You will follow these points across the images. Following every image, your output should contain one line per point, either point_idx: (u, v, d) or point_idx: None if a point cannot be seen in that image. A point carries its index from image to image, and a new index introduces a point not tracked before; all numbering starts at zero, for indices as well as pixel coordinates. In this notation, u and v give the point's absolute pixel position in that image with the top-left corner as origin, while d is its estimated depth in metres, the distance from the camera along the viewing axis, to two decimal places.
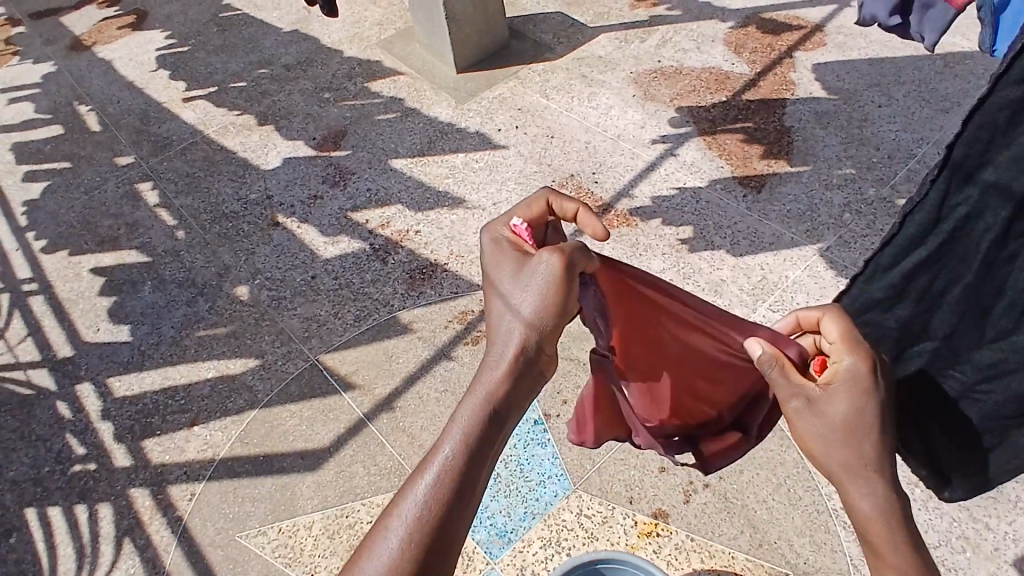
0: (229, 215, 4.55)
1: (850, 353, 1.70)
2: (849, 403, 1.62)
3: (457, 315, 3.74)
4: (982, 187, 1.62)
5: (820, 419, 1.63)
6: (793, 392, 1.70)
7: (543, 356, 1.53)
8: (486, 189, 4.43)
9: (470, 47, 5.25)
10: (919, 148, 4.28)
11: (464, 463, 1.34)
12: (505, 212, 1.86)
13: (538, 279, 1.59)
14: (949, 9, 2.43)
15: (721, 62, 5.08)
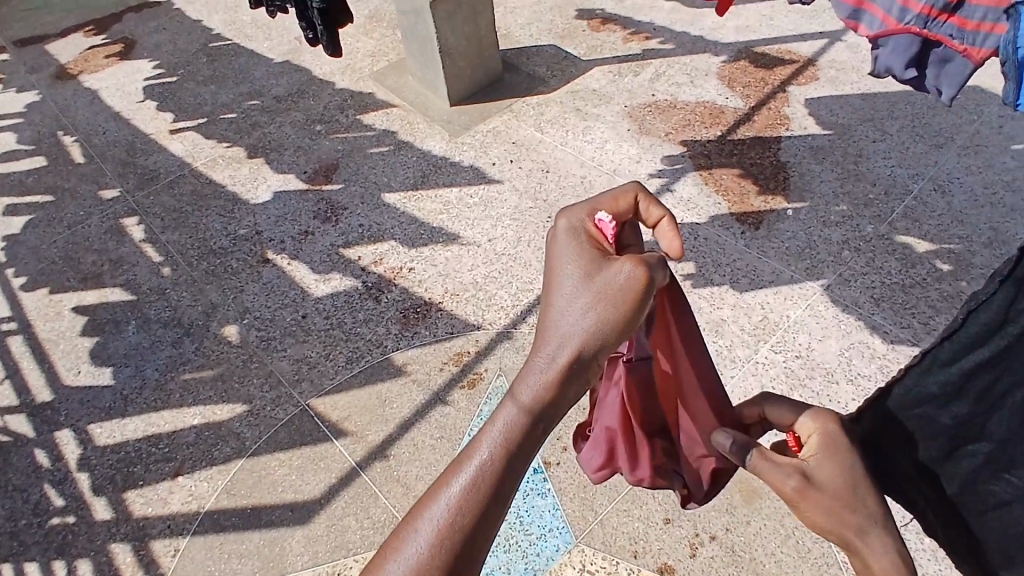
0: (217, 251, 4.44)
1: (816, 420, 1.64)
2: (840, 467, 1.54)
3: (452, 357, 3.65)
4: None
5: (823, 491, 1.51)
6: (784, 471, 1.56)
7: (597, 364, 1.39)
8: (481, 224, 4.36)
9: (463, 80, 5.22)
10: (915, 184, 4.27)
11: (502, 465, 1.26)
12: (590, 199, 1.70)
13: (613, 284, 1.44)
14: (968, 64, 2.42)
15: (715, 96, 5.08)
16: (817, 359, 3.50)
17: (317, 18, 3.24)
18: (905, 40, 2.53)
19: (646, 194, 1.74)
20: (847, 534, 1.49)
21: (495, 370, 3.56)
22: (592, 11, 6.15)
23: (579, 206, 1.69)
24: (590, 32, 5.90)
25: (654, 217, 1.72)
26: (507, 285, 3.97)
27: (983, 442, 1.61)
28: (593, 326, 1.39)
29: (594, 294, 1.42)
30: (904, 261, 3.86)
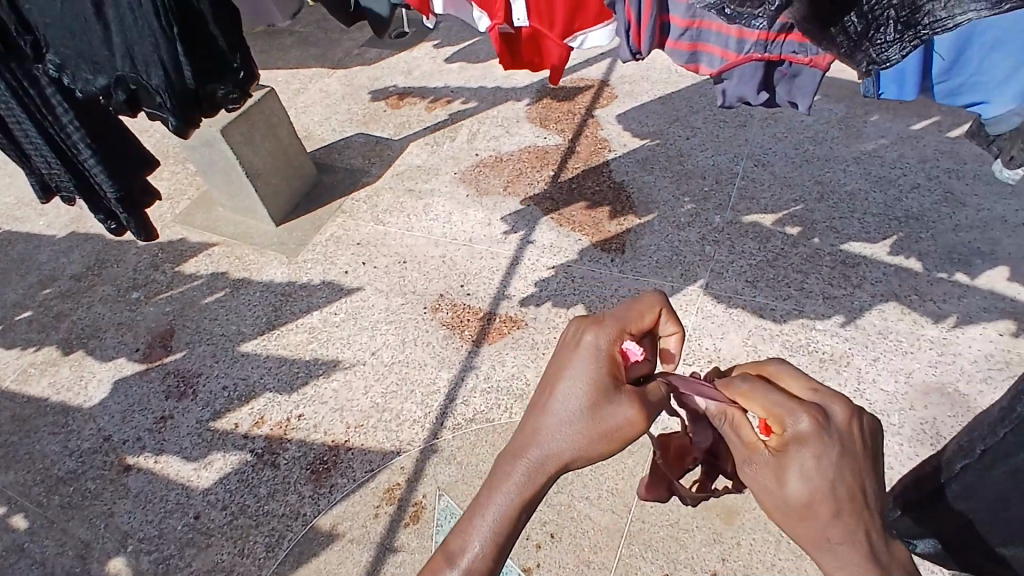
0: (64, 478, 3.67)
1: (790, 411, 1.35)
2: (802, 478, 1.30)
3: (384, 495, 3.28)
4: None
5: (769, 493, 1.35)
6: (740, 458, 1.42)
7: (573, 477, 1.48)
8: (357, 339, 4.03)
9: (282, 196, 4.87)
10: (737, 166, 4.66)
11: (490, 566, 1.40)
12: (620, 313, 1.62)
13: (610, 425, 1.46)
14: (816, 72, 2.32)
15: (534, 138, 5.23)
16: (728, 356, 3.58)
17: (117, 207, 3.00)
18: (750, 68, 2.37)
19: (669, 308, 1.67)
20: (801, 540, 1.33)
21: (434, 492, 3.24)
22: (385, 90, 6.10)
23: (611, 314, 1.62)
24: (391, 111, 5.83)
25: (667, 331, 1.70)
26: (410, 395, 3.68)
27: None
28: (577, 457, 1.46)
29: (593, 432, 1.45)
30: (760, 239, 4.14)
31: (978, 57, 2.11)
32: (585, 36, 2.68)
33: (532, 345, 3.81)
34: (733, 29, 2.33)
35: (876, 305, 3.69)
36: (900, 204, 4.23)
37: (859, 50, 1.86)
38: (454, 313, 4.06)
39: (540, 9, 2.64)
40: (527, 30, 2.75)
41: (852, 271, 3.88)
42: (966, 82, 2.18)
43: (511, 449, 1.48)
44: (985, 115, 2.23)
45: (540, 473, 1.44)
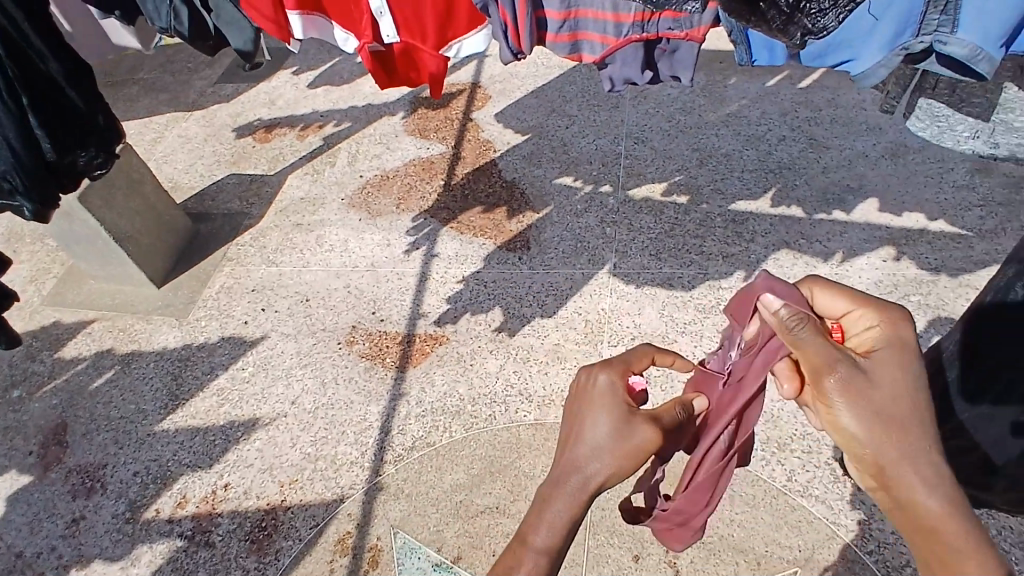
0: None
1: (884, 314, 1.51)
2: (901, 369, 1.42)
3: (336, 547, 3.08)
4: None
5: (873, 391, 1.38)
6: (831, 360, 1.40)
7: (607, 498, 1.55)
8: (272, 391, 3.78)
9: (159, 255, 4.50)
10: (619, 146, 4.79)
11: None
12: (627, 356, 1.72)
13: (631, 444, 1.54)
14: (693, 46, 2.35)
15: (417, 150, 5.14)
16: (648, 330, 3.65)
17: None
18: (631, 49, 2.39)
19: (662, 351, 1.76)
20: (888, 430, 1.35)
21: (388, 531, 3.10)
22: (250, 125, 5.79)
23: (616, 357, 1.72)
24: (260, 146, 5.54)
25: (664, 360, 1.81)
26: (342, 438, 3.50)
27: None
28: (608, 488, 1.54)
29: (618, 451, 1.53)
30: (654, 213, 4.28)
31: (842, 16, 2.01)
32: (460, 44, 2.65)
33: (459, 358, 3.73)
34: (610, 13, 2.34)
35: (771, 255, 3.91)
36: (772, 157, 4.51)
37: (793, 22, 2.01)
38: (371, 342, 3.91)
39: (409, 22, 2.59)
40: (398, 45, 2.68)
41: (743, 228, 4.09)
42: (835, 40, 2.06)
43: (551, 481, 1.56)
44: (853, 74, 2.09)
45: (581, 497, 1.52)
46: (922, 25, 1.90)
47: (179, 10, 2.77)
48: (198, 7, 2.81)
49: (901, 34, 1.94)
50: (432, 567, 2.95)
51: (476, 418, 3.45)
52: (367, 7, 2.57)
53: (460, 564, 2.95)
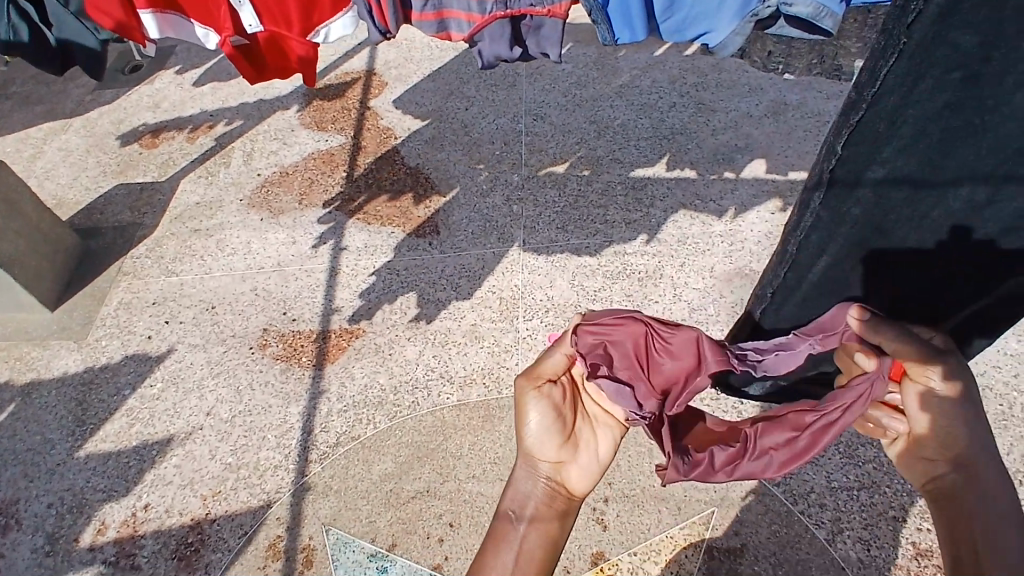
0: None
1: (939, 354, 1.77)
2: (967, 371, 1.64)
3: (267, 553, 3.00)
4: (877, 184, 1.87)
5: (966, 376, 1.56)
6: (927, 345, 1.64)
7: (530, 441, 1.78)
8: (185, 404, 3.62)
9: (47, 274, 4.18)
10: (518, 123, 4.85)
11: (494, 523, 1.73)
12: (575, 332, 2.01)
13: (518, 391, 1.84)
14: (556, 21, 2.39)
15: (316, 143, 5.01)
16: (561, 300, 3.74)
17: None
18: (498, 25, 2.43)
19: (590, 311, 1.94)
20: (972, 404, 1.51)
21: (320, 529, 3.06)
22: (134, 131, 5.46)
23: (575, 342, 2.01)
24: (147, 152, 5.25)
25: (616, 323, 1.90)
26: (264, 443, 3.41)
27: (888, 279, 2.08)
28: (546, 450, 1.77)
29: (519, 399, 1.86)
30: (558, 187, 4.36)
31: None
32: (326, 28, 2.56)
33: (377, 349, 3.71)
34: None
35: (669, 218, 4.07)
36: (664, 123, 4.67)
37: None
38: (285, 343, 3.82)
39: (272, 10, 2.53)
40: (263, 35, 2.61)
41: (642, 194, 4.24)
42: (690, 14, 2.18)
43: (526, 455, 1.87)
44: (711, 47, 2.21)
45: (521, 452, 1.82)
46: None
47: (18, 25, 2.66)
48: (40, 26, 2.70)
49: (749, 3, 2.09)
50: (367, 558, 2.94)
51: (400, 406, 3.45)
52: None
53: (395, 551, 2.96)
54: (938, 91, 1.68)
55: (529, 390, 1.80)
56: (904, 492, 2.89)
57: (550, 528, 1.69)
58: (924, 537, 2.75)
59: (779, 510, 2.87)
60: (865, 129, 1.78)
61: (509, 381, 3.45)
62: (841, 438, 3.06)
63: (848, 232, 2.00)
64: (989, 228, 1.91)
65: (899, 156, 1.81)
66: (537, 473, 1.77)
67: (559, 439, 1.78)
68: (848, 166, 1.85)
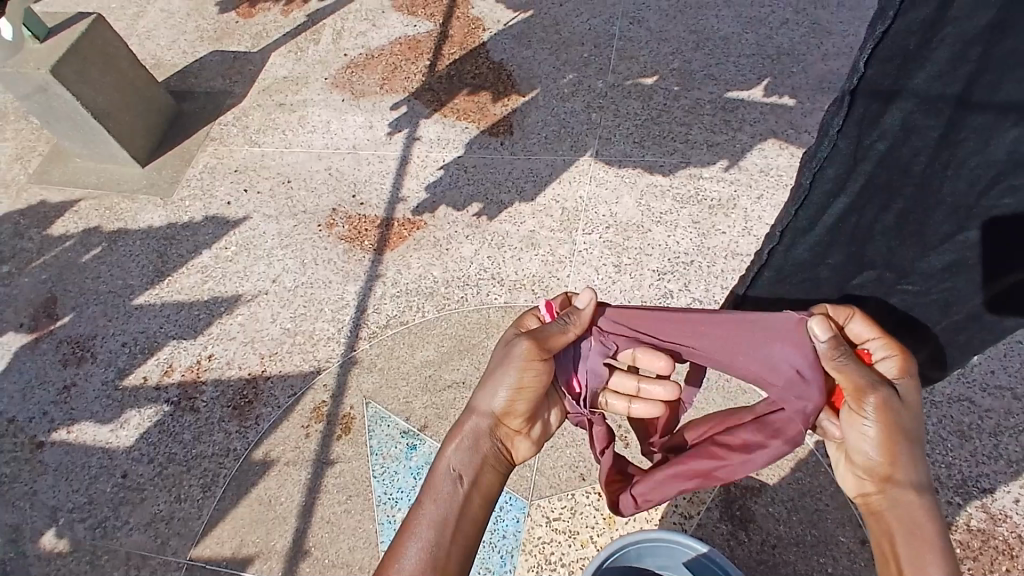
0: None
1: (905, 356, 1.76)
2: (914, 398, 1.68)
3: (311, 414, 3.25)
4: (903, 114, 1.65)
5: (902, 414, 1.64)
6: (870, 383, 1.65)
7: (502, 408, 1.79)
8: (254, 269, 3.85)
9: (140, 132, 4.43)
10: (612, 26, 4.57)
11: (444, 482, 1.68)
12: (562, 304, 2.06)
13: (503, 355, 1.80)
14: None
15: (404, 28, 4.92)
16: (624, 218, 3.64)
17: None
18: None
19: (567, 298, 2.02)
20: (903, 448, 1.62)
21: (361, 401, 3.25)
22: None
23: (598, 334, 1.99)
24: (243, 21, 5.32)
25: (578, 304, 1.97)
26: (320, 315, 3.60)
27: (936, 227, 1.85)
28: (505, 412, 1.81)
29: (496, 360, 1.81)
30: (642, 98, 4.14)
31: None
32: None
33: (436, 243, 3.76)
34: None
35: (756, 145, 3.81)
36: (771, 41, 4.27)
37: None
38: (350, 225, 3.94)
39: None
40: None
41: (732, 116, 3.96)
42: None
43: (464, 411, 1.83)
44: None
45: (475, 412, 1.80)
46: None
47: None
48: None
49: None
50: (400, 435, 3.12)
51: (449, 300, 3.53)
52: None
53: (426, 432, 3.12)
54: (978, 11, 1.46)
55: (530, 357, 1.77)
56: (942, 464, 2.67)
57: (491, 490, 1.73)
58: (954, 513, 2.57)
59: (806, 459, 2.80)
60: (894, 46, 1.56)
61: (557, 291, 3.44)
62: None
63: (867, 171, 1.78)
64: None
65: (935, 84, 1.58)
66: (490, 434, 1.79)
67: (526, 407, 1.81)
68: (872, 87, 1.64)
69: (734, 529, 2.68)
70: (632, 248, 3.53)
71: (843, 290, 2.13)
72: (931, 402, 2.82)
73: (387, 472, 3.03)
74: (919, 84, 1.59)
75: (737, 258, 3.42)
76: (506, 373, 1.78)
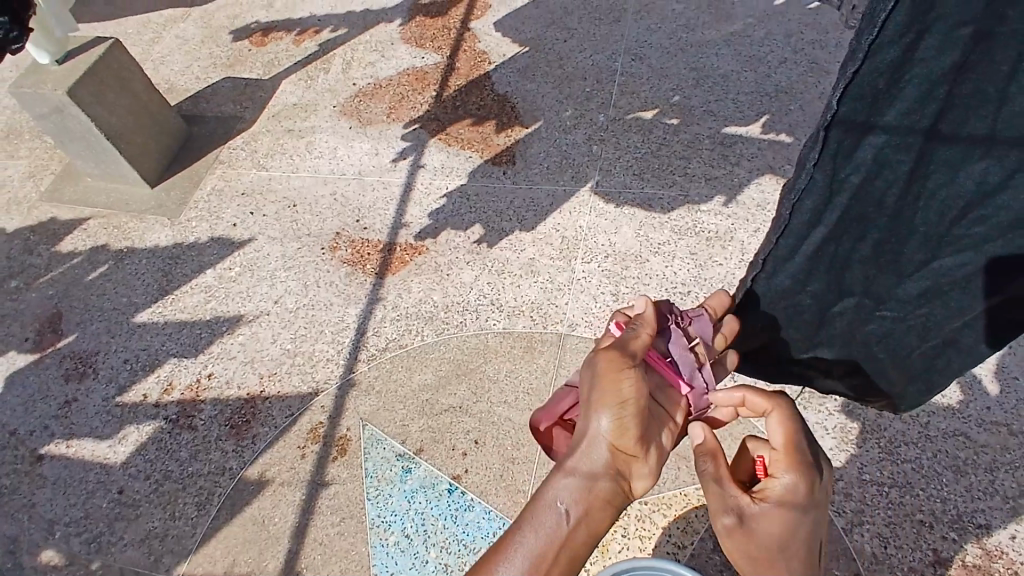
0: None
1: (796, 473, 1.56)
2: (783, 525, 1.51)
3: (308, 435, 3.26)
4: (875, 150, 1.65)
5: (754, 543, 1.52)
6: (729, 501, 1.59)
7: (607, 432, 1.58)
8: (256, 290, 3.90)
9: (151, 154, 4.53)
10: (614, 62, 4.70)
11: (547, 515, 1.49)
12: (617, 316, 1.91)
13: (592, 376, 1.65)
14: None
15: (412, 60, 5.06)
16: (622, 249, 3.70)
17: None
18: None
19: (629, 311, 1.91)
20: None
21: (358, 423, 3.27)
22: (247, 28, 5.69)
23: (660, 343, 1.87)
24: (256, 49, 5.47)
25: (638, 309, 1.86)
26: (320, 336, 3.64)
27: None
28: (616, 441, 1.58)
29: (590, 380, 1.64)
30: (642, 132, 4.24)
31: None
32: None
33: (436, 268, 3.82)
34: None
35: (754, 180, 3.89)
36: (769, 80, 4.39)
37: None
38: (353, 249, 4.00)
39: None
40: None
41: (730, 151, 4.05)
42: None
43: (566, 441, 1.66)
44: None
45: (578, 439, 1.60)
46: None
47: None
48: None
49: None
50: (395, 457, 3.13)
51: (448, 325, 3.57)
52: None
53: (421, 455, 3.13)
54: (944, 51, 1.49)
55: (617, 373, 1.62)
56: (938, 499, 2.68)
57: (599, 525, 1.53)
58: (950, 548, 2.57)
59: None
60: (866, 86, 1.57)
61: (555, 319, 3.48)
62: (884, 433, 2.86)
63: (841, 206, 1.78)
64: (999, 217, 1.63)
65: (905, 121, 1.60)
66: (601, 467, 1.56)
67: (633, 432, 1.60)
68: (842, 129, 1.64)
69: (728, 560, 2.67)
70: (630, 278, 3.58)
71: (823, 316, 2.05)
72: (927, 436, 2.84)
73: (381, 495, 3.03)
74: (891, 120, 1.60)
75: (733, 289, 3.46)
76: (604, 394, 1.61)
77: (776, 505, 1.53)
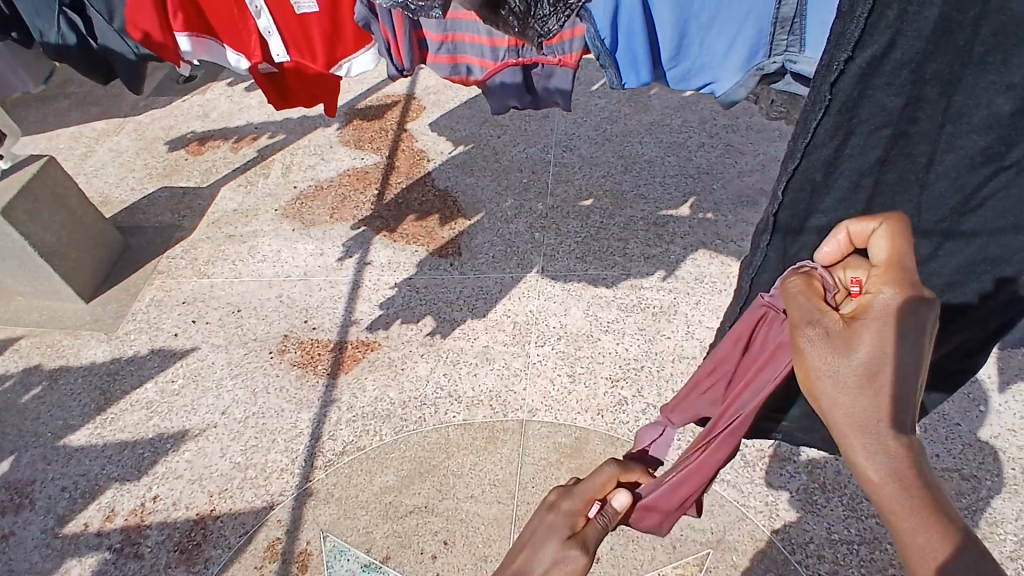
0: None
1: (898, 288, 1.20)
2: (876, 343, 1.15)
3: (265, 553, 3.06)
4: (818, 231, 1.77)
5: (839, 361, 1.18)
6: (809, 319, 1.27)
7: None
8: (202, 402, 3.74)
9: (86, 267, 4.39)
10: (548, 154, 4.96)
11: None
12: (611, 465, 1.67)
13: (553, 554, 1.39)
14: (568, 70, 2.34)
15: (351, 161, 5.20)
16: (573, 328, 3.79)
17: None
18: (509, 72, 2.42)
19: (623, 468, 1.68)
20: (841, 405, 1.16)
21: (318, 534, 3.11)
22: (183, 137, 5.74)
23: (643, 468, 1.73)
24: (193, 158, 5.50)
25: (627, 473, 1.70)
26: (273, 445, 3.50)
27: None
28: None
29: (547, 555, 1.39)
30: (580, 218, 4.43)
31: (698, 43, 2.07)
32: (349, 63, 2.60)
33: (390, 363, 3.79)
34: (485, 37, 2.36)
35: (689, 255, 4.10)
36: (691, 162, 4.72)
37: None
38: (303, 351, 3.93)
39: (297, 42, 2.55)
40: (289, 65, 2.64)
41: (664, 230, 4.28)
42: (694, 64, 2.11)
43: None
44: (716, 95, 2.15)
45: None
46: (772, 46, 1.97)
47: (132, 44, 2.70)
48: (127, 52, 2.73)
49: (755, 56, 2.01)
50: (361, 568, 2.97)
51: (406, 421, 3.51)
52: (254, 27, 2.54)
53: (388, 563, 2.98)
54: (869, 149, 1.64)
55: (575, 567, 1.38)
56: None
57: None
58: None
59: (777, 558, 2.77)
60: (805, 178, 1.68)
61: (515, 405, 3.48)
62: (844, 489, 2.96)
63: None
64: (932, 282, 1.80)
65: (841, 208, 1.73)
66: None
67: None
68: (791, 211, 1.74)
69: None
70: (584, 358, 3.64)
71: None
72: None
73: None
74: (831, 204, 1.73)
75: (684, 361, 3.57)
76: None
77: (870, 322, 1.18)
